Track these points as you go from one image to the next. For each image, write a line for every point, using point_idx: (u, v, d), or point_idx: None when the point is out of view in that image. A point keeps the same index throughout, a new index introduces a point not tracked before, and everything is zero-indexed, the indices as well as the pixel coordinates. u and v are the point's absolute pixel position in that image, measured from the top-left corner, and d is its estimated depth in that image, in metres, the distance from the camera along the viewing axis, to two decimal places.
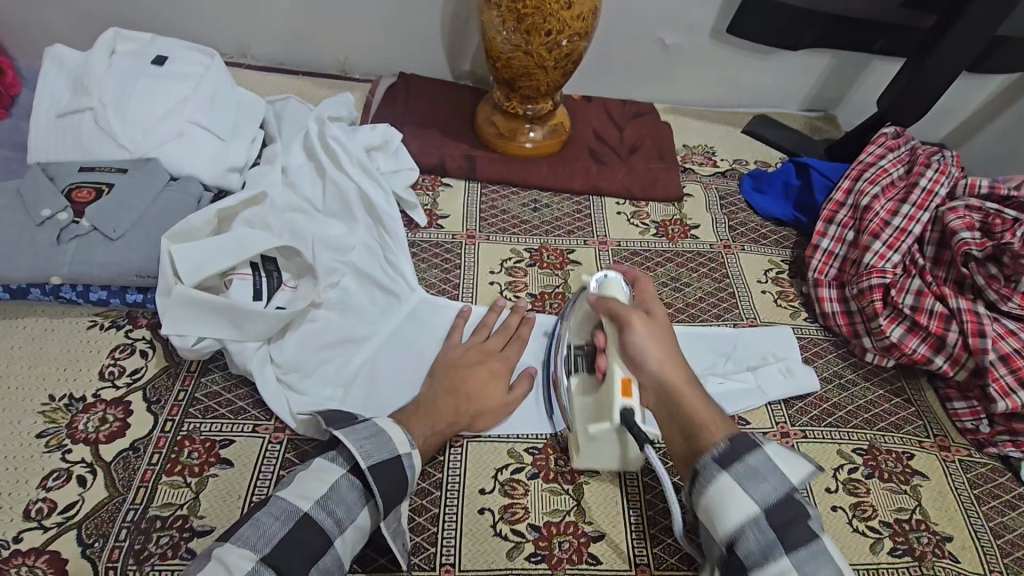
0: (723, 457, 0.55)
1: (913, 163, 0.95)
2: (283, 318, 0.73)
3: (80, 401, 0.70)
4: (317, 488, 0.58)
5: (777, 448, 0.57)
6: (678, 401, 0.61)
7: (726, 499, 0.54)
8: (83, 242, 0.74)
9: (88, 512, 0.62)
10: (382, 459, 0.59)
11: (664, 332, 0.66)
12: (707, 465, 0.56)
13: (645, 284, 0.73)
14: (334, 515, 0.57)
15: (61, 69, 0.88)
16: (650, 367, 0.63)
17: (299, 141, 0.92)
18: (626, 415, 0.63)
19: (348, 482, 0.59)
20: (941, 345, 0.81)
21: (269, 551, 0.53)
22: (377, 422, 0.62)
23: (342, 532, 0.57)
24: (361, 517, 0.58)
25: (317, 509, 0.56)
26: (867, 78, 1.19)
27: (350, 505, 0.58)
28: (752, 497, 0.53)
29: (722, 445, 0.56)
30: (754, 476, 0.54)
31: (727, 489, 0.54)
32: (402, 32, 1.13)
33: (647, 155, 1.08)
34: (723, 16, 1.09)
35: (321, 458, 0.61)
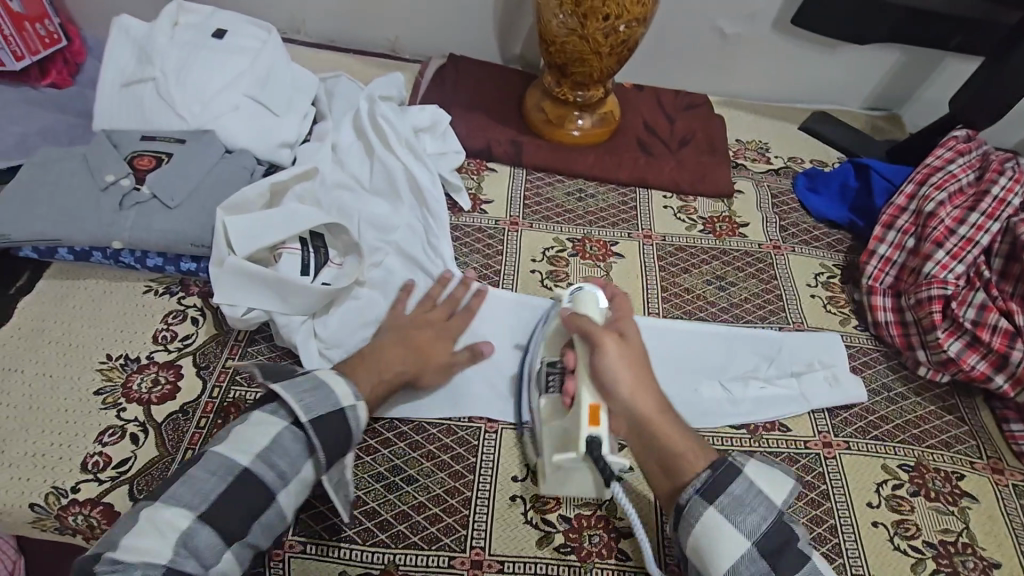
0: (706, 492, 0.55)
1: (984, 169, 0.90)
2: (329, 294, 0.74)
3: (135, 362, 0.73)
4: (259, 442, 0.58)
5: (761, 468, 0.57)
6: (653, 433, 0.60)
7: (713, 533, 0.54)
8: (143, 209, 0.77)
9: (139, 468, 0.65)
10: (322, 414, 0.60)
11: (637, 357, 0.64)
12: (693, 498, 0.55)
13: (622, 306, 0.71)
14: (276, 468, 0.57)
15: (126, 38, 0.91)
16: (620, 394, 0.61)
17: (350, 119, 0.93)
18: (592, 446, 0.59)
19: (292, 437, 0.59)
20: (1003, 363, 0.77)
21: (209, 507, 0.54)
22: (319, 376, 0.62)
23: (285, 486, 0.58)
24: (305, 470, 0.59)
25: (259, 465, 0.57)
26: (939, 77, 1.13)
27: (293, 458, 0.59)
28: (740, 529, 0.53)
29: (705, 476, 0.56)
30: (739, 507, 0.54)
31: (715, 523, 0.54)
32: (456, 13, 1.12)
33: (697, 149, 1.06)
34: (788, 7, 1.05)
35: (263, 410, 0.60)
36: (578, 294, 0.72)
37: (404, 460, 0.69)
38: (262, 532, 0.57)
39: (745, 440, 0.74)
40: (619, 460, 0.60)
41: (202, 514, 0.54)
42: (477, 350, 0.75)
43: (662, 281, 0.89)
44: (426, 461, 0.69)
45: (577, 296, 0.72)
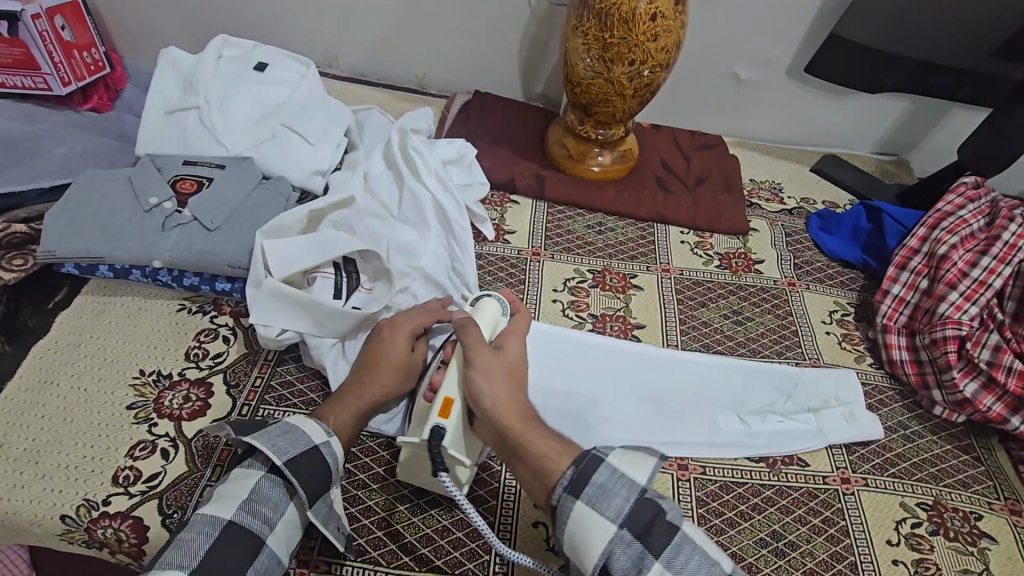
0: (571, 489, 0.55)
1: (994, 215, 0.92)
2: (360, 318, 0.75)
3: (167, 378, 0.75)
4: (238, 494, 0.57)
5: (619, 451, 0.59)
6: (511, 434, 0.59)
7: (579, 525, 0.54)
8: (185, 230, 0.80)
9: (169, 483, 0.66)
10: (298, 453, 0.60)
11: (508, 365, 0.64)
12: (559, 496, 0.56)
13: (519, 320, 0.71)
14: (262, 515, 0.57)
15: (173, 69, 0.95)
16: (484, 392, 0.60)
17: (382, 150, 0.96)
18: (434, 433, 0.60)
19: (271, 483, 0.59)
20: (1019, 405, 0.78)
21: (200, 563, 0.53)
22: (289, 421, 0.63)
23: (273, 530, 0.57)
24: (289, 512, 0.59)
25: (243, 516, 0.56)
26: (948, 126, 1.17)
27: (276, 502, 0.58)
28: (605, 515, 0.54)
29: (568, 474, 0.56)
30: (604, 493, 0.55)
31: (583, 515, 0.54)
32: (484, 52, 1.18)
33: (712, 188, 1.09)
34: (801, 56, 1.10)
35: (240, 465, 0.60)
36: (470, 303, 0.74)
37: None
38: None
39: (765, 472, 0.75)
40: (459, 457, 0.61)
41: (194, 570, 0.52)
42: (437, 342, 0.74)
43: (680, 314, 0.91)
44: None
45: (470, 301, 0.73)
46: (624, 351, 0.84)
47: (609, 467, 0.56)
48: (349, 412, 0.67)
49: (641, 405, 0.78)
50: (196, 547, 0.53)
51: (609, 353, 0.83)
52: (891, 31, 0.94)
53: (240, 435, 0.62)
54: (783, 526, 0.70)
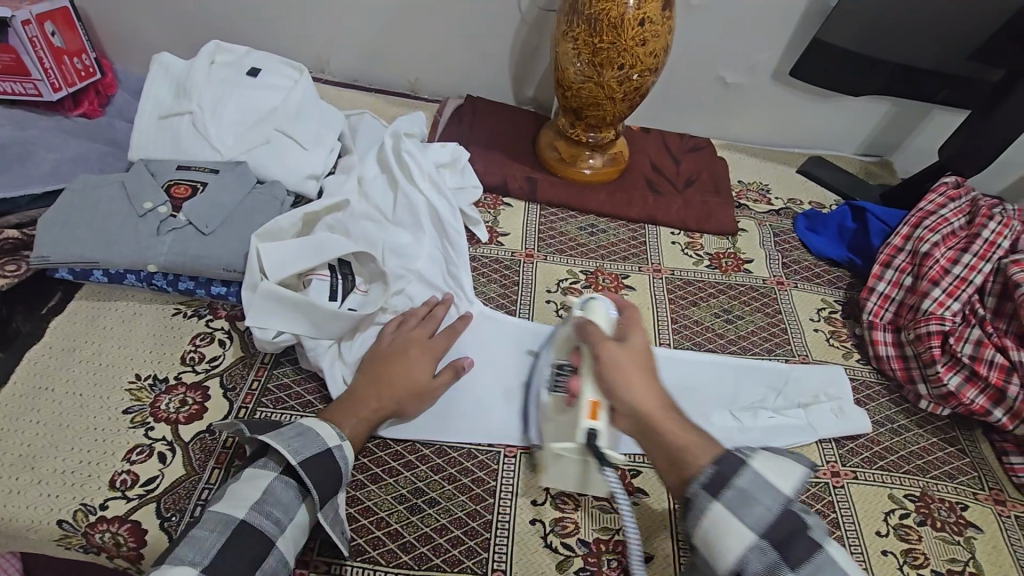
0: (711, 486, 0.54)
1: (974, 214, 0.95)
2: (356, 318, 0.76)
3: (163, 382, 0.75)
4: (250, 494, 0.59)
5: (761, 455, 0.57)
6: (657, 427, 0.59)
7: (717, 526, 0.53)
8: (179, 234, 0.80)
9: (166, 487, 0.66)
10: (311, 455, 0.62)
11: (640, 357, 0.64)
12: (699, 493, 0.54)
13: (632, 312, 0.71)
14: (272, 516, 0.58)
15: (166, 74, 0.96)
16: (621, 388, 0.60)
17: (375, 154, 0.97)
18: (591, 438, 0.61)
19: (284, 484, 0.61)
20: (1001, 398, 0.80)
21: (210, 561, 0.54)
22: (303, 423, 0.65)
23: (283, 531, 0.58)
24: (300, 514, 0.60)
25: (255, 516, 0.57)
26: (928, 127, 1.20)
27: (287, 504, 0.60)
28: (743, 522, 0.52)
29: (709, 470, 0.55)
30: (745, 499, 0.53)
31: (722, 518, 0.53)
32: (475, 57, 1.19)
33: (702, 189, 1.11)
34: (786, 60, 1.12)
35: (252, 466, 0.62)
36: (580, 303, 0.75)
37: (426, 483, 0.71)
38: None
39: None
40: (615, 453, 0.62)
41: (204, 568, 0.53)
42: (457, 366, 0.76)
43: (672, 313, 0.92)
44: (448, 484, 0.71)
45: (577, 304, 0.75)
46: None
47: (752, 472, 0.54)
48: (362, 424, 0.69)
49: None
50: (208, 544, 0.55)
51: None
52: (871, 37, 0.96)
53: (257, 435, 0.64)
54: None
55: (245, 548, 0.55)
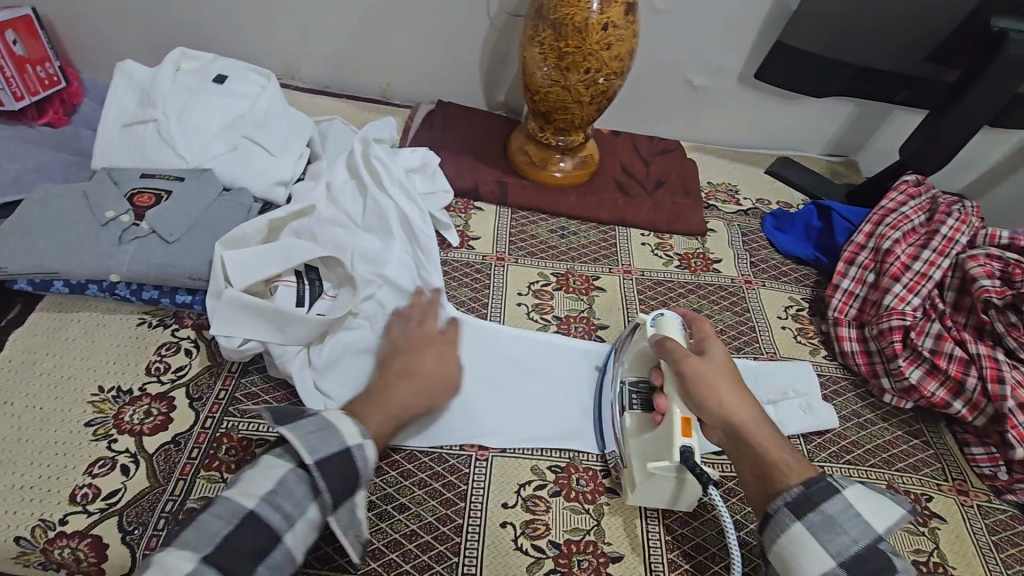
0: (796, 505, 0.56)
1: (933, 211, 0.97)
2: (325, 324, 0.76)
3: (127, 393, 0.74)
4: (263, 484, 0.55)
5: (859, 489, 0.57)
6: (749, 442, 0.61)
7: (798, 546, 0.54)
8: (142, 243, 0.79)
9: (129, 500, 0.65)
10: (330, 452, 0.58)
11: (722, 371, 0.66)
12: (780, 510, 0.56)
13: (705, 326, 0.73)
14: (281, 510, 0.55)
15: (130, 83, 0.94)
16: (714, 403, 0.63)
17: (344, 160, 0.97)
18: (686, 455, 0.64)
19: (297, 478, 0.57)
20: (960, 390, 0.81)
21: (213, 550, 0.51)
22: (326, 416, 0.60)
23: (292, 528, 0.55)
24: (311, 511, 0.57)
25: (263, 507, 0.54)
26: (890, 127, 1.23)
27: (299, 499, 0.56)
28: (826, 548, 0.53)
29: (795, 490, 0.56)
30: (831, 526, 0.54)
31: (802, 538, 0.54)
32: (445, 63, 1.20)
33: (672, 190, 1.12)
34: (751, 62, 1.14)
35: (270, 454, 0.58)
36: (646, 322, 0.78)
37: (397, 488, 0.70)
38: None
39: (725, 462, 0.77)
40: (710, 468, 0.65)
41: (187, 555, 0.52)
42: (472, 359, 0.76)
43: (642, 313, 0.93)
44: (419, 489, 0.71)
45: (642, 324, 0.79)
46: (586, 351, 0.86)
47: (846, 503, 0.55)
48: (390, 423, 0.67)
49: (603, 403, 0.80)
50: (213, 530, 0.52)
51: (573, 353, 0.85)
52: (830, 41, 0.98)
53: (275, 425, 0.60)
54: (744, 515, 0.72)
55: (247, 543, 0.52)
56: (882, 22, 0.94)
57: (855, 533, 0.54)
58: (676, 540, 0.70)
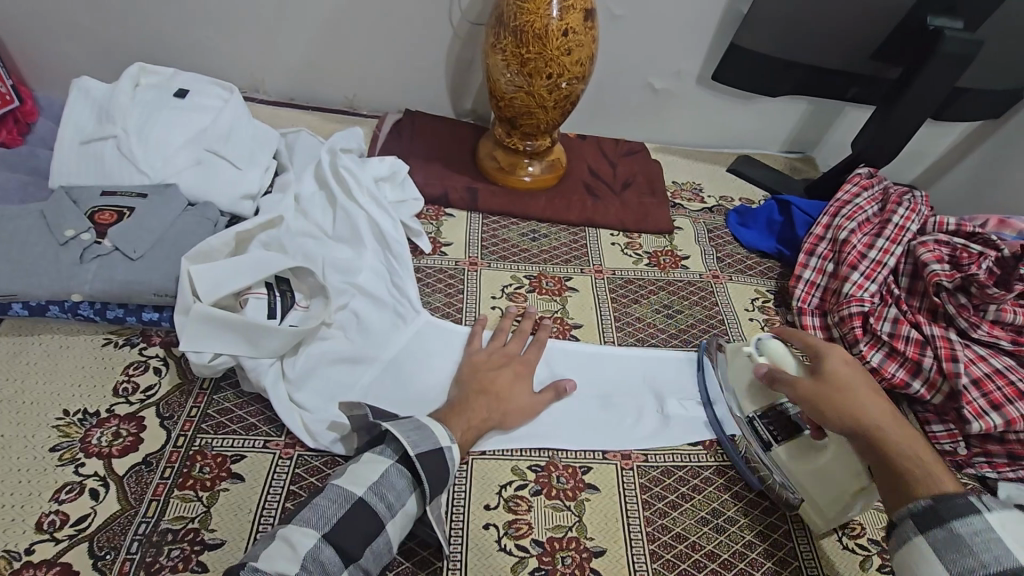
0: (921, 519, 0.53)
1: (885, 202, 1.02)
2: (298, 335, 0.75)
3: (93, 416, 0.72)
4: (370, 476, 0.61)
5: (1012, 517, 0.51)
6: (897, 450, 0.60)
7: (920, 563, 0.52)
8: (104, 261, 0.77)
9: (100, 524, 0.63)
10: (427, 449, 0.63)
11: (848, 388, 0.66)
12: (904, 521, 0.54)
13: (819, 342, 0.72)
14: (386, 500, 0.60)
15: (87, 100, 0.93)
16: (854, 413, 0.63)
17: (312, 170, 0.97)
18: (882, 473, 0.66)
19: (398, 472, 0.62)
20: (918, 369, 0.84)
21: (331, 529, 0.57)
22: (421, 418, 0.66)
23: (393, 517, 0.60)
24: (410, 503, 0.62)
25: (371, 495, 0.60)
26: (842, 123, 1.28)
27: (400, 491, 0.61)
28: (947, 569, 0.50)
29: (922, 502, 0.54)
30: (955, 545, 0.50)
31: (921, 553, 0.52)
32: (411, 74, 1.20)
33: (639, 191, 1.15)
34: (708, 65, 1.18)
35: (372, 450, 0.64)
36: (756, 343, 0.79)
37: None
38: (372, 561, 0.59)
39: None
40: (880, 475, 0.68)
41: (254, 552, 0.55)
42: (560, 388, 0.80)
43: (614, 311, 0.95)
44: None
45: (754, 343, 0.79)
46: (562, 350, 0.87)
47: (982, 524, 0.50)
48: (468, 432, 0.71)
49: (582, 400, 0.82)
50: (330, 512, 0.58)
51: (550, 354, 0.86)
52: (782, 42, 1.01)
53: (378, 423, 0.67)
54: (721, 503, 0.75)
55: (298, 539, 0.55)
56: (827, 24, 0.98)
57: (984, 557, 0.49)
58: (656, 532, 0.71)
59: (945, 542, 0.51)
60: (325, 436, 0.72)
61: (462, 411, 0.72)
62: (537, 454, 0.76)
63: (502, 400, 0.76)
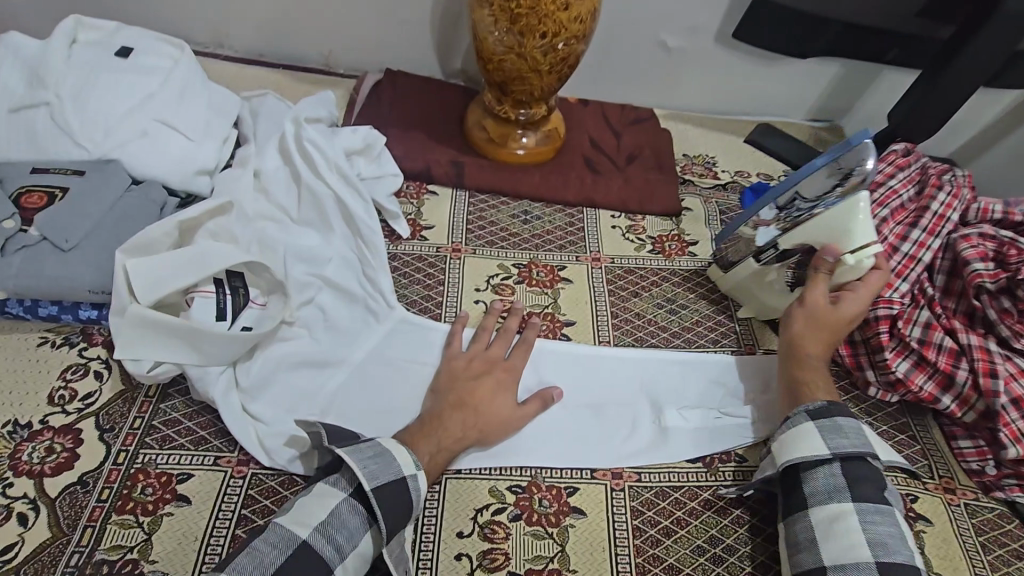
0: (813, 412, 0.65)
1: (924, 183, 0.89)
2: (250, 339, 0.67)
3: (26, 428, 0.64)
4: (318, 514, 0.54)
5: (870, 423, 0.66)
6: (810, 360, 0.71)
7: (806, 436, 0.63)
8: (32, 253, 0.69)
9: (27, 555, 0.57)
10: (386, 481, 0.56)
11: (836, 322, 0.73)
12: (800, 411, 0.65)
13: (873, 276, 0.74)
14: (334, 542, 0.53)
15: (15, 59, 0.81)
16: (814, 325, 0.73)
17: (275, 142, 0.85)
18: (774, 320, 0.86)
19: (350, 507, 0.56)
20: (949, 383, 0.75)
21: None
22: (381, 443, 0.59)
23: (343, 560, 0.53)
24: (364, 542, 0.55)
25: (317, 538, 0.53)
26: (878, 88, 1.14)
27: (353, 531, 0.55)
28: (825, 442, 0.62)
29: (818, 403, 0.66)
30: (837, 432, 0.62)
31: (807, 431, 0.63)
32: (392, 28, 1.07)
33: (645, 165, 1.03)
34: (729, 19, 1.04)
35: (323, 481, 0.57)
36: (861, 248, 0.73)
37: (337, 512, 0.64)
38: None
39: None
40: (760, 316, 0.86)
41: None
42: (547, 396, 0.72)
43: (612, 306, 0.86)
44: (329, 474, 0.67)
45: (857, 249, 0.73)
46: (551, 351, 0.78)
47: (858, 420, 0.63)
48: (440, 455, 0.63)
49: (573, 410, 0.74)
50: (267, 560, 0.51)
51: (538, 356, 0.78)
52: None
53: (332, 449, 0.59)
54: (720, 530, 0.67)
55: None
56: None
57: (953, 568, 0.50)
58: (646, 563, 0.64)
59: (828, 430, 0.62)
60: (283, 454, 0.65)
61: (432, 430, 0.65)
62: (520, 473, 0.69)
63: (478, 412, 0.68)
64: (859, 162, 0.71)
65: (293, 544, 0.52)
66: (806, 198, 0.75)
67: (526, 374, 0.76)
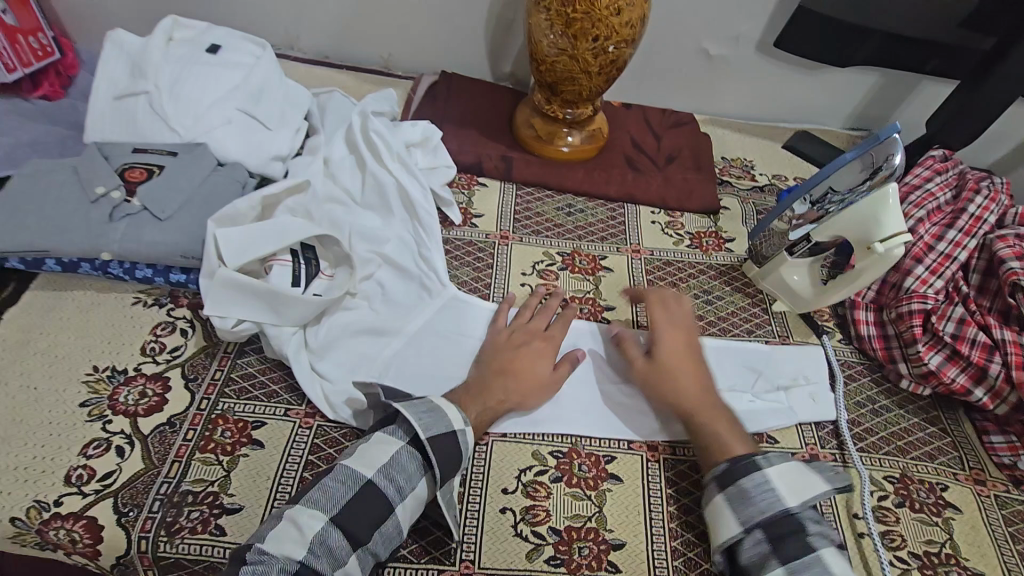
0: (721, 480, 0.64)
1: (960, 188, 0.93)
2: (321, 305, 0.74)
3: (122, 374, 0.72)
4: (379, 458, 0.60)
5: (782, 467, 0.63)
6: (700, 425, 0.70)
7: (717, 517, 0.63)
8: (133, 220, 0.77)
9: (124, 482, 0.64)
10: (441, 432, 0.62)
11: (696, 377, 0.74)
12: (709, 485, 0.65)
13: None
14: (396, 483, 0.59)
15: (120, 53, 0.91)
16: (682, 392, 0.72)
17: (342, 134, 0.93)
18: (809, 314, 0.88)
19: (408, 454, 0.61)
20: (982, 376, 0.77)
21: (338, 511, 0.57)
22: (435, 401, 0.65)
23: (403, 501, 0.59)
24: (422, 487, 0.61)
25: (381, 477, 0.59)
26: (918, 98, 1.16)
27: (412, 474, 0.60)
28: (733, 518, 0.61)
29: (723, 466, 0.65)
30: (744, 497, 0.62)
31: (717, 511, 0.63)
32: (450, 33, 1.15)
33: (683, 166, 1.08)
34: (771, 29, 1.08)
35: (383, 430, 0.63)
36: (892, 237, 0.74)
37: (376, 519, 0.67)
38: (382, 545, 0.58)
39: (830, 442, 0.75)
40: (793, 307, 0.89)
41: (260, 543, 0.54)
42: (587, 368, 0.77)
43: None
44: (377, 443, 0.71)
45: (889, 238, 0.74)
46: (592, 331, 0.83)
47: (763, 478, 0.62)
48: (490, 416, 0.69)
49: (612, 386, 0.78)
50: (339, 494, 0.57)
51: (579, 335, 0.83)
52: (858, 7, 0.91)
53: (392, 404, 0.65)
54: None
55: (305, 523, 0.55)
56: None
57: None
58: (678, 528, 0.68)
59: (735, 498, 0.62)
60: (345, 409, 0.71)
61: (482, 393, 0.70)
62: (560, 439, 0.74)
63: (525, 381, 0.73)
64: (888, 157, 0.73)
65: (359, 482, 0.58)
66: (838, 191, 0.78)
67: (566, 347, 0.81)
